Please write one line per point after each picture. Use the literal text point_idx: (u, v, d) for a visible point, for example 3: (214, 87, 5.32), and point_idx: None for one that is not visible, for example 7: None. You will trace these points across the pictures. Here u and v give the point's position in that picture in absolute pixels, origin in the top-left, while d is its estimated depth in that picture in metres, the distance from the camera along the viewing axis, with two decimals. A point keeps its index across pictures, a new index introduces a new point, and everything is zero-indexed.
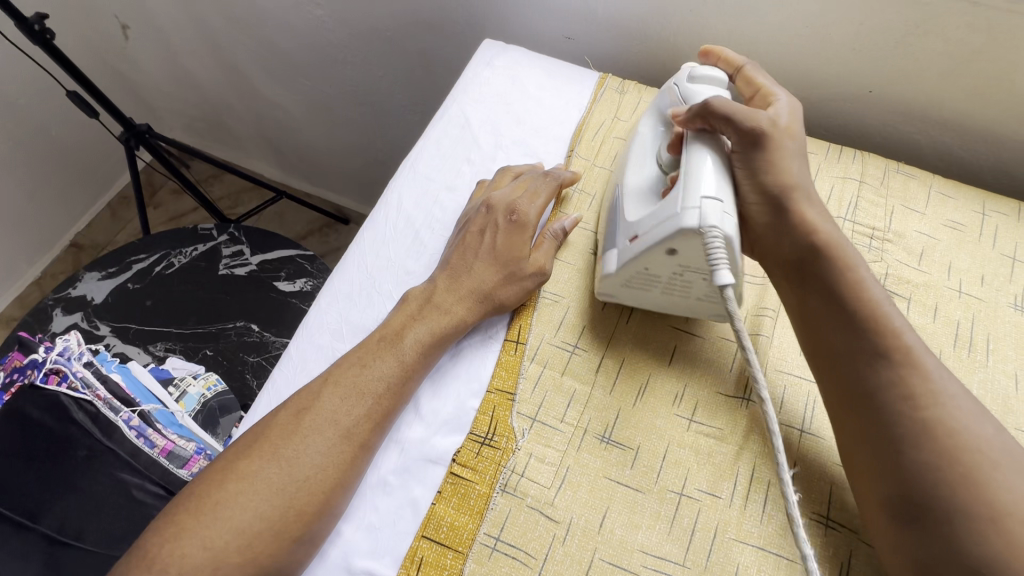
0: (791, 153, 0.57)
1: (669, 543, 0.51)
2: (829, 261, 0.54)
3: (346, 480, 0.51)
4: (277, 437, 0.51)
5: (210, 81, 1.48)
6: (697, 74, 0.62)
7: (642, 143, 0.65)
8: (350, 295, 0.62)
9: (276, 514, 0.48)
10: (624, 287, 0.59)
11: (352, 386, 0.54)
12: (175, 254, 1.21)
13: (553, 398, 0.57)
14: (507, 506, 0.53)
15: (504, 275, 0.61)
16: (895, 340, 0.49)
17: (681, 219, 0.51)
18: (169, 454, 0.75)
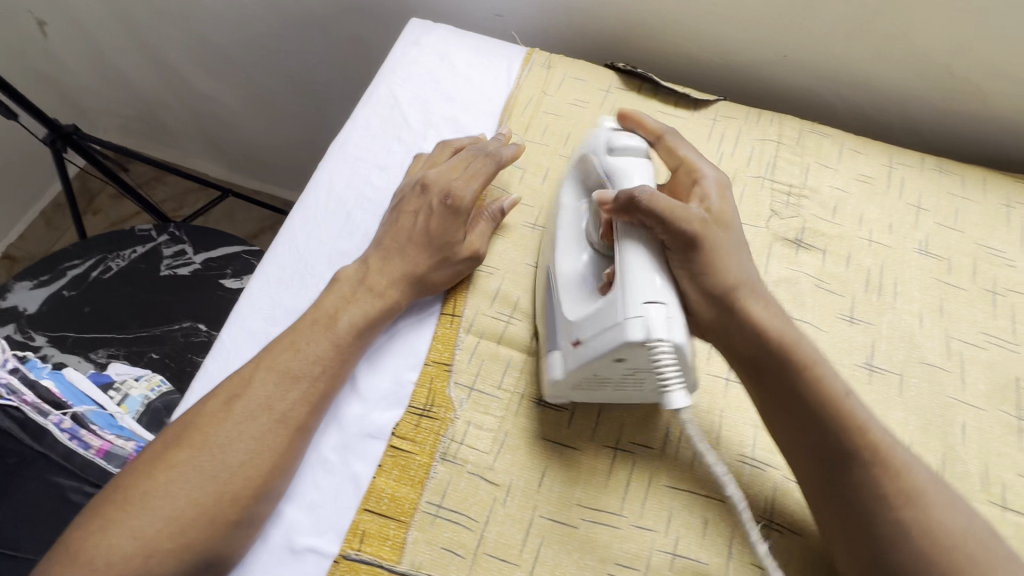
0: (728, 251, 0.53)
1: (606, 495, 0.53)
2: (786, 365, 0.51)
3: (286, 465, 0.51)
4: (207, 425, 0.51)
5: (140, 78, 1.42)
6: (616, 144, 0.58)
7: (570, 217, 0.61)
8: (282, 280, 0.62)
9: (208, 500, 0.48)
10: (574, 390, 0.54)
11: (285, 371, 0.53)
12: (112, 257, 1.17)
13: (489, 366, 0.59)
14: (447, 473, 0.54)
15: (436, 258, 0.60)
16: (861, 441, 0.47)
17: (625, 331, 0.47)
18: (107, 454, 0.74)
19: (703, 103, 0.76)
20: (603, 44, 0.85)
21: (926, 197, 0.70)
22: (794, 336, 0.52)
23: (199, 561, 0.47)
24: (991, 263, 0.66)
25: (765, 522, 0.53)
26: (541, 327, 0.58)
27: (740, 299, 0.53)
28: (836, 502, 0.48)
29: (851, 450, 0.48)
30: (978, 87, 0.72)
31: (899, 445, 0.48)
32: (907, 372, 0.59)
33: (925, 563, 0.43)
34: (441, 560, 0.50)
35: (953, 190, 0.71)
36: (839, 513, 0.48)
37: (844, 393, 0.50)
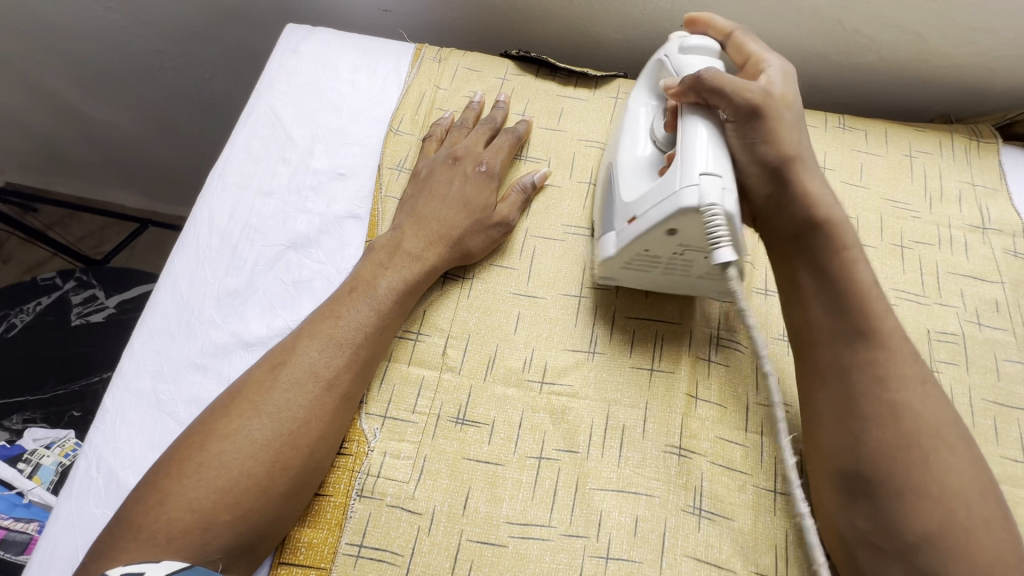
0: (790, 123, 0.53)
1: (534, 507, 0.52)
2: (828, 236, 0.52)
3: (333, 432, 0.51)
4: (256, 394, 0.50)
5: (22, 111, 1.31)
6: (688, 45, 0.58)
7: (634, 121, 0.62)
8: (166, 330, 0.57)
9: (262, 470, 0.47)
10: (623, 269, 0.57)
11: (329, 338, 0.53)
12: (15, 313, 1.08)
13: (401, 391, 0.56)
14: (366, 510, 0.51)
15: (474, 220, 0.61)
16: (879, 324, 0.49)
17: (680, 198, 0.47)
18: (4, 542, 0.72)
19: (603, 82, 0.74)
20: (498, 30, 0.81)
21: (831, 156, 0.70)
22: (839, 219, 0.52)
23: (251, 535, 0.46)
24: (898, 217, 0.66)
25: (698, 510, 0.52)
26: (597, 218, 0.61)
27: (793, 169, 0.53)
28: (833, 406, 0.49)
29: (881, 333, 0.48)
30: (869, 38, 0.72)
31: (912, 349, 0.49)
32: None
33: (905, 470, 0.44)
34: None
35: (857, 146, 0.71)
36: (835, 416, 0.48)
37: (872, 287, 0.50)
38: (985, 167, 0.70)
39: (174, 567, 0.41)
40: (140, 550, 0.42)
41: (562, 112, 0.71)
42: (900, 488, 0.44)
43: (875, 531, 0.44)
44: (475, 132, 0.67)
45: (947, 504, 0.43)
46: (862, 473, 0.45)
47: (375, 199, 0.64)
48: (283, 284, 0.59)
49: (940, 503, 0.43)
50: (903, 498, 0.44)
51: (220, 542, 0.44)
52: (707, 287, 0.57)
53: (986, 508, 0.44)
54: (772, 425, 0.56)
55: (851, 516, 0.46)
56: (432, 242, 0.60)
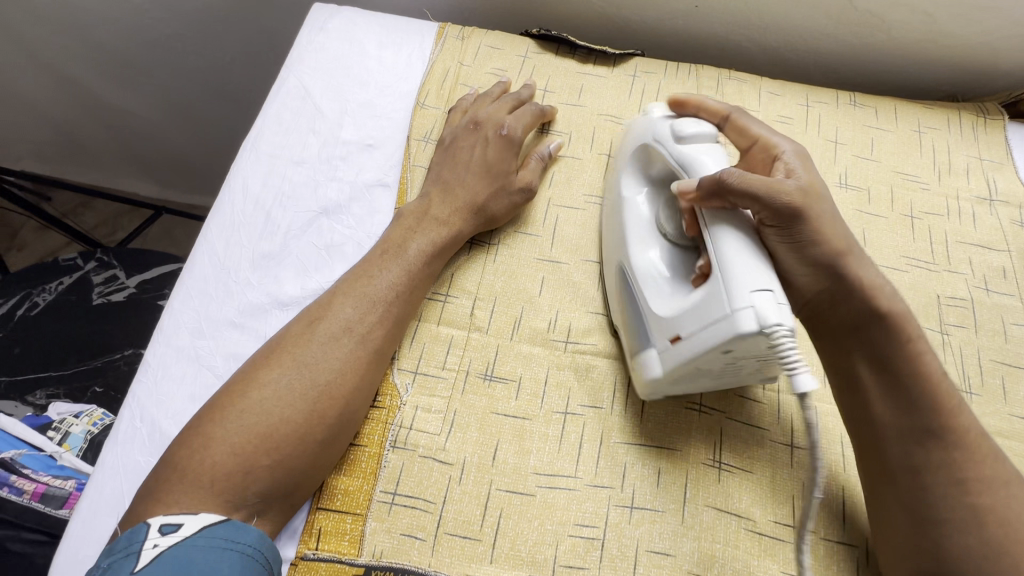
0: (830, 220, 0.49)
1: (561, 460, 0.54)
2: (888, 331, 0.49)
3: (367, 385, 0.53)
4: (294, 346, 0.52)
5: (42, 97, 1.33)
6: (685, 133, 0.55)
7: (638, 217, 0.59)
8: (205, 291, 0.59)
9: (300, 419, 0.49)
10: (672, 385, 0.53)
11: (361, 294, 0.55)
12: (38, 292, 1.10)
13: (431, 349, 0.58)
14: (399, 460, 0.53)
15: (497, 187, 0.63)
16: (952, 423, 0.47)
17: (737, 323, 0.44)
18: (42, 497, 0.70)
19: (621, 60, 0.76)
20: (517, 11, 0.83)
21: (843, 132, 0.72)
22: (902, 309, 0.49)
23: (288, 483, 0.48)
24: (908, 189, 0.69)
25: (719, 463, 0.54)
26: (624, 331, 0.57)
27: (846, 270, 0.49)
28: (907, 511, 0.47)
29: (954, 430, 0.47)
30: (879, 18, 0.74)
31: (990, 444, 0.47)
32: None
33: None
34: (402, 546, 0.50)
35: (868, 122, 0.73)
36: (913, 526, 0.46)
37: (943, 380, 0.48)
38: (991, 143, 0.72)
39: (209, 521, 0.43)
40: (185, 492, 0.44)
41: (582, 88, 0.74)
42: None
43: None
44: (500, 102, 0.68)
45: None
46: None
47: (404, 167, 0.67)
48: (316, 249, 0.61)
49: None
50: None
51: (258, 486, 0.46)
52: (752, 379, 0.54)
53: None
54: (787, 383, 0.58)
55: None
56: (459, 211, 0.61)
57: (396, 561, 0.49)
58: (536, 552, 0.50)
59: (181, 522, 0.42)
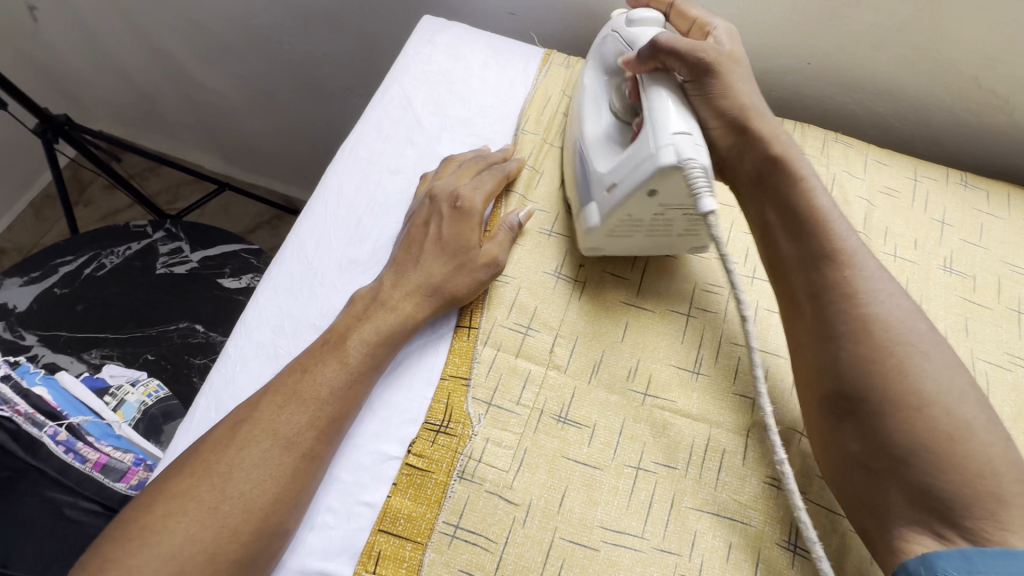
0: (739, 77, 0.59)
1: (628, 516, 0.52)
2: (783, 171, 0.57)
3: (296, 499, 0.48)
4: (215, 454, 0.48)
5: (135, 66, 1.39)
6: (634, 18, 0.63)
7: (592, 92, 0.66)
8: (290, 289, 0.59)
9: (211, 536, 0.44)
10: (608, 238, 0.59)
11: (292, 395, 0.51)
12: (106, 254, 1.14)
13: (508, 381, 0.56)
14: (465, 492, 0.52)
15: (453, 266, 0.58)
16: (837, 245, 0.53)
17: (657, 158, 0.50)
18: (104, 468, 0.63)
19: None
20: None
21: (950, 213, 0.69)
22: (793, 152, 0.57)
23: None
24: (1016, 282, 0.65)
25: (794, 547, 0.51)
26: (573, 192, 0.63)
27: (749, 118, 0.58)
28: (813, 339, 0.52)
29: (839, 252, 0.53)
30: (1003, 99, 0.71)
31: (878, 265, 0.52)
32: None
33: (895, 392, 0.47)
34: None
35: (978, 206, 0.70)
36: (820, 352, 0.51)
37: (832, 211, 0.55)
38: None
39: None
40: None
41: None
42: (883, 404, 0.47)
43: (862, 447, 0.48)
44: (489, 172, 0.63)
45: (928, 414, 0.45)
46: (846, 397, 0.49)
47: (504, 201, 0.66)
48: None
49: (921, 412, 0.46)
50: (887, 413, 0.46)
51: None
52: (683, 244, 0.60)
53: (969, 413, 0.46)
54: None
55: (841, 439, 0.49)
56: (452, 272, 0.58)
57: None
58: None
59: None
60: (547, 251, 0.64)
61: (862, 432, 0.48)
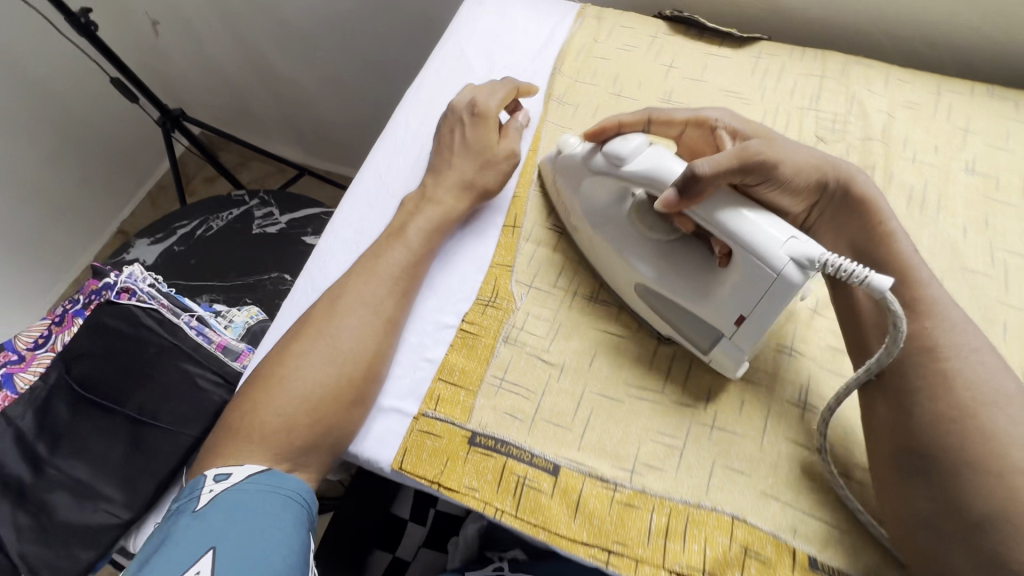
0: (791, 146, 0.59)
1: (649, 375, 0.60)
2: (863, 218, 0.57)
3: (385, 352, 0.60)
4: (320, 324, 0.60)
5: (232, 66, 1.62)
6: (624, 154, 0.58)
7: (620, 232, 0.62)
8: (368, 201, 0.73)
9: (327, 386, 0.57)
10: (748, 351, 0.58)
11: (373, 272, 0.62)
12: (213, 218, 1.35)
13: (546, 269, 0.66)
14: (509, 353, 0.62)
15: (480, 163, 0.69)
16: (920, 292, 0.53)
17: (788, 279, 0.50)
18: (224, 348, 0.79)
19: (748, 41, 0.80)
20: None
21: (975, 121, 0.71)
22: (874, 197, 0.57)
23: (324, 439, 0.56)
24: None
25: (800, 403, 0.58)
26: (665, 326, 0.61)
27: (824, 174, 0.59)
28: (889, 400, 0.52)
29: (921, 301, 0.53)
30: None
31: (963, 317, 0.52)
32: (947, 279, 0.62)
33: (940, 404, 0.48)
34: (504, 421, 0.58)
35: (1005, 113, 0.72)
36: (900, 415, 0.50)
37: (913, 257, 0.55)
38: None
39: (252, 472, 0.53)
40: (237, 451, 0.54)
41: (707, 66, 0.79)
42: (954, 461, 0.47)
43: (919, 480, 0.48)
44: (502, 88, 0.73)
45: (1010, 479, 0.45)
46: (915, 450, 0.49)
47: (541, 124, 0.76)
48: None
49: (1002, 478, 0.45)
50: (964, 471, 0.46)
51: (297, 439, 0.55)
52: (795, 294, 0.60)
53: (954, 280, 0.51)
54: None
55: (906, 489, 0.49)
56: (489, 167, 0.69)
57: (498, 432, 0.58)
58: (620, 447, 0.57)
59: (231, 472, 0.53)
60: None
61: (930, 484, 0.47)
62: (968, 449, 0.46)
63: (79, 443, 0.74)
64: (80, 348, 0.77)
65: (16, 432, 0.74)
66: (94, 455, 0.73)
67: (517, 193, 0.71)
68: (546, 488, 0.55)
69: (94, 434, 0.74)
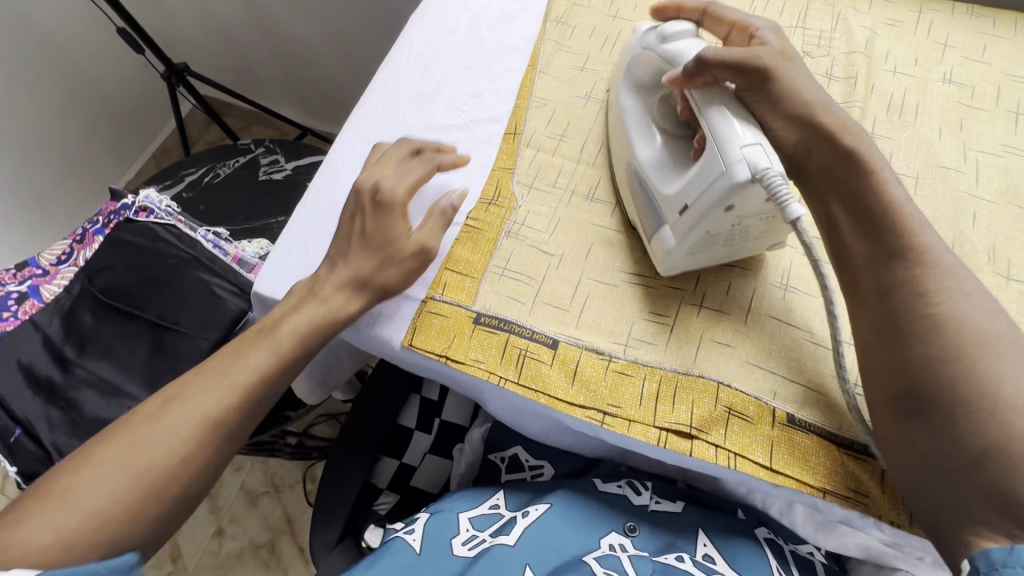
0: (799, 77, 0.58)
1: (642, 262, 0.65)
2: (855, 166, 0.54)
3: (199, 458, 0.52)
4: (134, 430, 0.51)
5: (236, 23, 1.64)
6: (666, 34, 0.63)
7: (635, 117, 0.65)
8: (375, 114, 0.76)
9: (129, 500, 0.48)
10: (688, 257, 0.59)
11: (212, 384, 0.55)
12: (220, 166, 1.38)
13: (546, 172, 0.70)
14: (511, 246, 0.66)
15: (380, 259, 0.61)
16: (912, 241, 0.51)
17: (732, 175, 0.51)
18: (239, 261, 0.83)
19: None
20: None
21: (953, 37, 0.75)
22: (869, 146, 0.55)
23: (121, 533, 0.48)
24: (1017, 88, 0.71)
25: (784, 285, 0.62)
26: (636, 217, 0.64)
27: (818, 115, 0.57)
28: (885, 359, 0.51)
29: (913, 249, 0.51)
30: None
31: (955, 260, 0.50)
32: (923, 175, 0.66)
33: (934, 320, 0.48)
34: (507, 304, 0.63)
35: (983, 30, 0.75)
36: (899, 361, 0.49)
37: (903, 205, 0.53)
38: None
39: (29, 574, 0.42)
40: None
41: None
42: (950, 399, 0.45)
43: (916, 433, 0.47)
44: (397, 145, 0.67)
45: (1004, 416, 0.43)
46: (914, 392, 0.48)
47: (541, 42, 0.79)
48: (462, 92, 0.77)
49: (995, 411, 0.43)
50: (958, 410, 0.45)
51: (93, 547, 0.46)
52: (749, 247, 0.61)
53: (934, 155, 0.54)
54: None
55: (907, 431, 0.48)
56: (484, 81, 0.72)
57: (502, 313, 0.62)
58: (614, 325, 0.61)
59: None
60: (577, 82, 0.76)
61: (930, 430, 0.46)
62: (959, 366, 0.46)
63: (104, 347, 0.78)
64: (102, 261, 0.82)
65: (44, 337, 0.78)
66: (117, 357, 0.78)
67: (517, 105, 0.75)
68: (546, 359, 0.60)
69: (118, 339, 0.79)
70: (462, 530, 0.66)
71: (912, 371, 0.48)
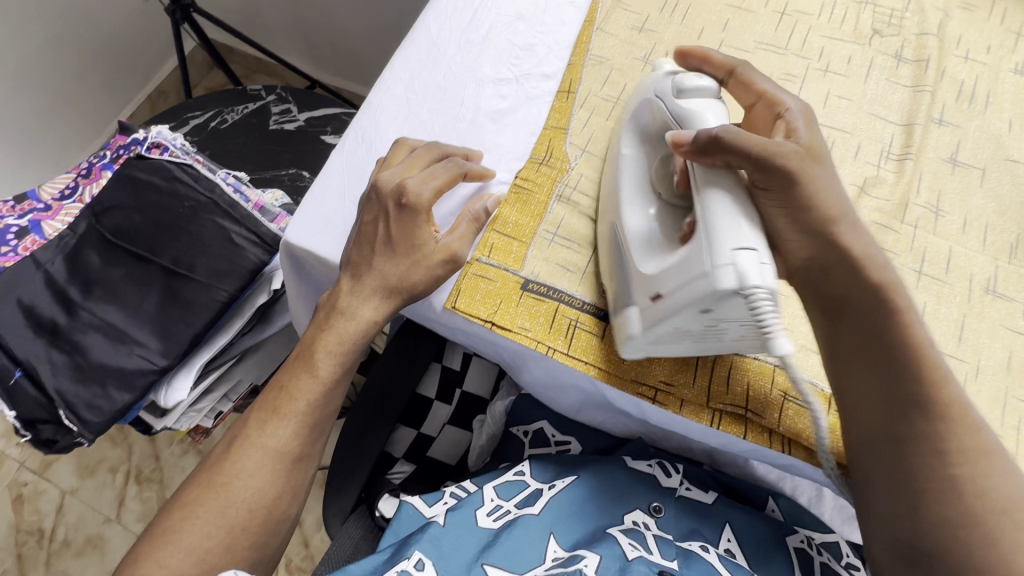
0: (827, 183, 0.49)
1: None
2: (883, 306, 0.49)
3: (290, 490, 0.54)
4: (219, 472, 0.53)
5: None
6: (684, 87, 0.52)
7: (633, 180, 0.57)
8: (418, 59, 0.71)
9: (225, 533, 0.51)
10: (652, 347, 0.52)
11: (274, 411, 0.54)
12: (227, 111, 1.30)
13: (599, 135, 0.66)
14: (562, 211, 0.62)
15: (411, 265, 0.56)
16: (940, 393, 0.47)
17: (714, 282, 0.43)
18: (261, 209, 0.82)
19: None
20: None
21: None
22: (896, 281, 0.49)
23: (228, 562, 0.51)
24: None
25: None
26: (610, 282, 0.56)
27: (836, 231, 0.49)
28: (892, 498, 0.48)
29: (935, 402, 0.47)
30: None
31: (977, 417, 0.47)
32: (990, 167, 0.64)
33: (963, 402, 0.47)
34: (556, 272, 0.60)
35: None
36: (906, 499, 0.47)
37: (930, 347, 0.48)
38: None
39: None
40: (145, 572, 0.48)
41: None
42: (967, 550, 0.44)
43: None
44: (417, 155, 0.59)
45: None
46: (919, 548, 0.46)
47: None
48: (512, 44, 0.72)
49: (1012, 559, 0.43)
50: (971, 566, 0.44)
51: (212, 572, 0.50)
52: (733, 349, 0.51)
53: None
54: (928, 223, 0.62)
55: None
56: None
57: (551, 280, 0.59)
58: None
59: None
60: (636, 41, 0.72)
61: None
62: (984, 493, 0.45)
63: (114, 292, 0.73)
64: (111, 200, 0.76)
65: (46, 277, 0.73)
66: (127, 303, 0.73)
67: (572, 62, 0.71)
68: (597, 331, 0.57)
69: (128, 284, 0.74)
70: (486, 500, 0.61)
71: (925, 532, 0.45)
